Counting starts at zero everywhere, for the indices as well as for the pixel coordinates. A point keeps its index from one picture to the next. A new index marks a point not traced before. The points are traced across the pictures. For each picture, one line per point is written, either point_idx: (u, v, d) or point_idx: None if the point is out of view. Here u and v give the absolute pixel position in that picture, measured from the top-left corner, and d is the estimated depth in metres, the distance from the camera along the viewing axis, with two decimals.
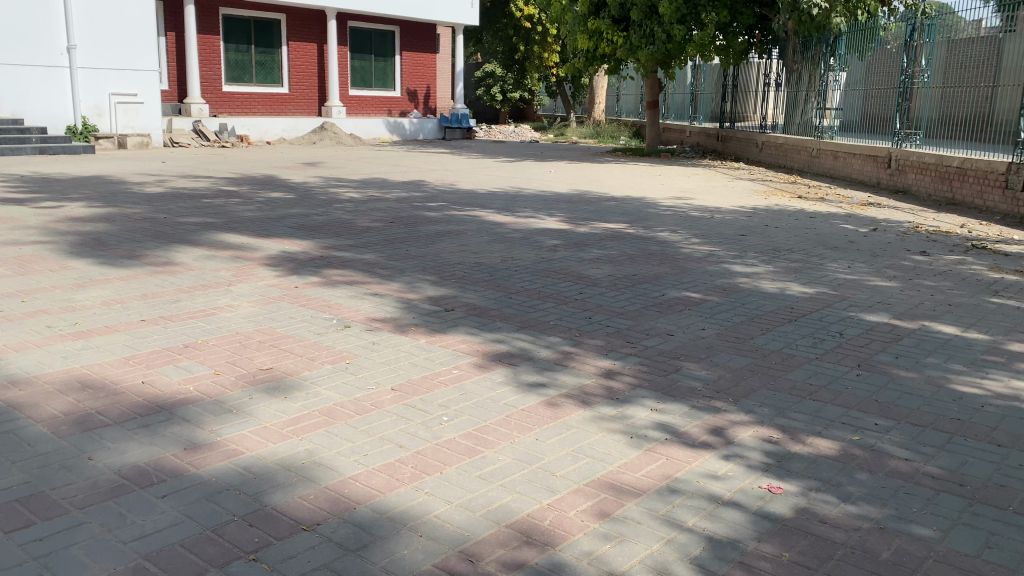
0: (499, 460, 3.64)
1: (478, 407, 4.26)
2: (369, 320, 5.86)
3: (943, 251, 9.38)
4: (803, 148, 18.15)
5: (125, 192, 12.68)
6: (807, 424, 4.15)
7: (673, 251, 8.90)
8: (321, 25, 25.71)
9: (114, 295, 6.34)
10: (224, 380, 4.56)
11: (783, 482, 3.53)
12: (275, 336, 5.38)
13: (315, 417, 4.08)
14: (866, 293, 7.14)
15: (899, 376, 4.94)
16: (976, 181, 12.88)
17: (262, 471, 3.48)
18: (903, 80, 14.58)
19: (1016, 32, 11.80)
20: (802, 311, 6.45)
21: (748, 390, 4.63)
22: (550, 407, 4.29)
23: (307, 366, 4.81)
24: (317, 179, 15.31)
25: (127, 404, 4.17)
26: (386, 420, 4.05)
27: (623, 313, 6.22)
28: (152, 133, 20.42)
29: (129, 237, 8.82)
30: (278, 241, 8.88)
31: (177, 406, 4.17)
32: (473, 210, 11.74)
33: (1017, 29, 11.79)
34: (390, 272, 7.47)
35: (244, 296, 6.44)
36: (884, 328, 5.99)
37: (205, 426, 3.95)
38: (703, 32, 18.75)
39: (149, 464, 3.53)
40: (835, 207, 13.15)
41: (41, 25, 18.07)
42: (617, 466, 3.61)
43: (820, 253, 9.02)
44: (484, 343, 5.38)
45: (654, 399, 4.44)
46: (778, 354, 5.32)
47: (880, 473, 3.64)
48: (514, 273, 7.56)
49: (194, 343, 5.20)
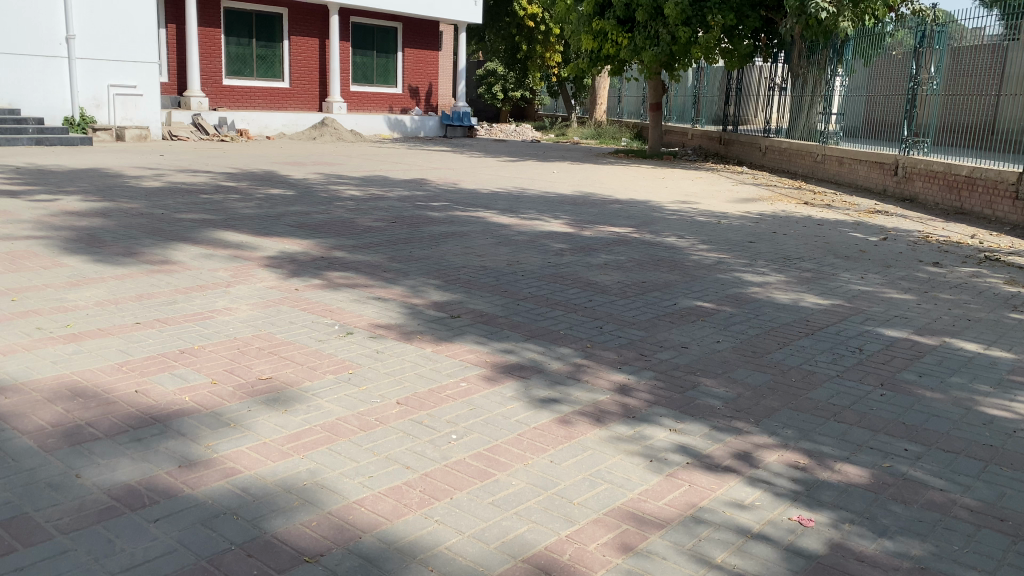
0: (513, 484, 3.44)
1: (488, 424, 4.06)
2: (372, 326, 5.65)
3: (956, 262, 9.20)
4: (807, 153, 17.94)
5: (122, 186, 12.44)
6: (835, 449, 3.95)
7: (683, 257, 8.71)
8: (324, 20, 25.48)
9: (108, 295, 6.12)
10: (221, 390, 4.34)
11: (814, 514, 3.33)
12: (275, 343, 5.17)
13: (316, 433, 3.87)
14: (882, 306, 6.96)
15: (925, 397, 4.74)
16: (986, 190, 12.64)
17: (261, 494, 3.27)
18: (912, 86, 14.34)
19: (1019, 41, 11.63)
20: (818, 324, 6.26)
21: (769, 409, 4.43)
22: (563, 425, 4.09)
23: (308, 376, 4.60)
24: (317, 175, 15.09)
25: (119, 415, 3.96)
26: (391, 437, 3.85)
27: (635, 323, 6.02)
28: (150, 126, 20.21)
29: (125, 233, 8.61)
30: (278, 240, 8.67)
31: (171, 418, 3.96)
32: (476, 210, 11.53)
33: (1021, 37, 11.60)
34: (393, 274, 7.26)
35: (242, 298, 6.23)
36: (904, 344, 5.81)
37: (202, 440, 3.74)
38: (709, 33, 18.43)
39: (140, 482, 3.32)
40: (841, 214, 12.95)
41: (39, 15, 17.80)
42: (638, 493, 3.41)
43: (832, 262, 8.83)
44: (492, 353, 5.17)
45: (672, 418, 4.24)
46: (797, 370, 5.12)
47: (915, 504, 3.44)
48: (520, 277, 7.36)
49: (190, 348, 4.99)
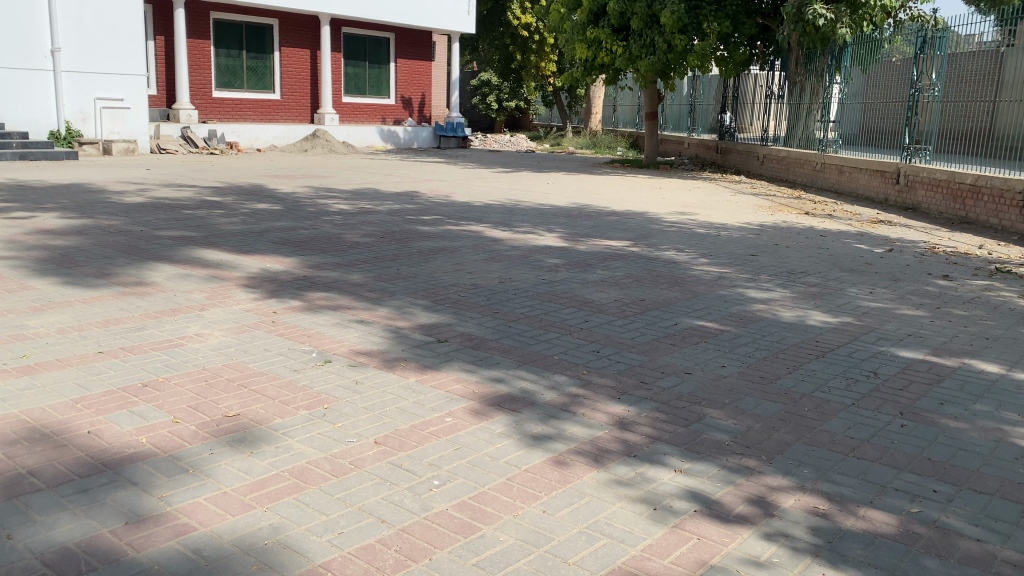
0: (501, 540, 3.07)
1: (475, 467, 3.68)
2: (353, 353, 5.28)
3: (966, 275, 8.86)
4: (806, 162, 17.61)
5: (104, 202, 12.05)
6: (856, 491, 3.59)
7: (683, 272, 8.35)
8: (315, 31, 25.17)
9: (73, 322, 5.74)
10: (183, 429, 3.96)
11: (839, 572, 2.96)
12: (246, 374, 4.78)
13: (283, 480, 3.49)
14: (894, 323, 6.60)
15: (950, 428, 4.38)
16: (991, 199, 12.25)
17: (216, 556, 2.90)
18: (912, 93, 14.01)
19: (1017, 46, 11.38)
20: (828, 344, 5.90)
21: (782, 444, 4.07)
22: (557, 467, 3.71)
23: (279, 413, 4.21)
24: (307, 189, 14.74)
25: (66, 461, 3.57)
26: (366, 484, 3.47)
27: (634, 346, 5.65)
28: (138, 139, 19.83)
29: (99, 252, 8.23)
30: (260, 258, 8.31)
31: (123, 464, 3.57)
32: (468, 224, 11.18)
33: (1018, 43, 11.37)
34: (378, 295, 6.90)
35: (215, 323, 5.85)
36: (921, 366, 5.44)
37: (155, 490, 3.36)
38: (704, 41, 18.26)
39: (80, 544, 2.94)
40: (844, 224, 12.65)
41: (24, 26, 17.48)
42: (641, 550, 3.04)
43: (838, 276, 8.48)
44: (481, 383, 4.79)
45: (677, 457, 3.88)
46: (810, 399, 4.75)
47: (951, 559, 3.07)
48: (512, 296, 6.99)
49: (153, 381, 4.61)
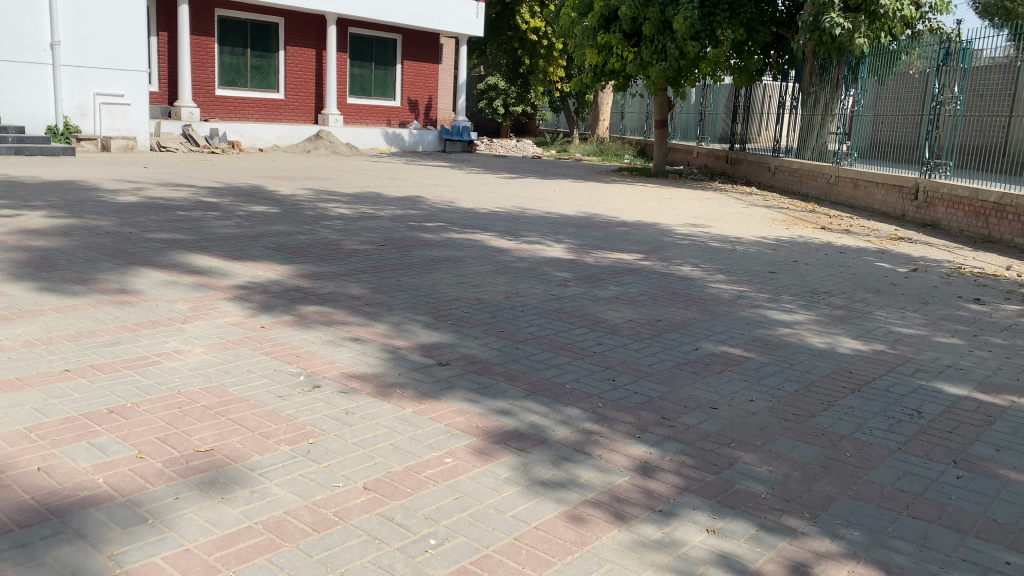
0: None
1: (476, 522, 3.20)
2: (345, 376, 4.80)
3: (997, 299, 8.36)
4: (819, 174, 17.09)
5: (95, 201, 11.57)
6: (918, 561, 3.11)
7: (699, 290, 7.88)
8: (321, 30, 24.72)
9: (42, 334, 5.26)
10: (147, 467, 3.48)
11: None
12: (225, 401, 4.30)
13: (256, 535, 3.02)
14: (932, 353, 6.11)
15: (1011, 481, 3.89)
16: (1016, 218, 11.68)
17: None
18: (933, 107, 13.47)
19: None
20: (863, 376, 5.41)
21: (825, 499, 3.59)
22: (573, 523, 3.23)
23: (257, 448, 3.74)
24: (306, 191, 14.23)
25: (8, 506, 3.10)
26: (352, 543, 3.00)
27: (653, 374, 5.16)
28: (138, 136, 19.37)
29: (83, 256, 7.76)
30: (252, 265, 7.84)
31: (73, 511, 3.10)
32: (473, 232, 10.69)
33: None
34: (375, 309, 6.43)
35: (197, 339, 5.36)
36: (969, 405, 4.95)
37: (105, 547, 2.88)
38: (718, 48, 17.70)
39: None
40: (861, 240, 12.17)
41: (22, 19, 17.05)
42: None
43: (864, 298, 8.01)
44: (485, 416, 4.31)
45: (708, 513, 3.40)
46: (851, 442, 4.27)
47: None
48: (519, 313, 6.52)
49: (120, 408, 4.12)
